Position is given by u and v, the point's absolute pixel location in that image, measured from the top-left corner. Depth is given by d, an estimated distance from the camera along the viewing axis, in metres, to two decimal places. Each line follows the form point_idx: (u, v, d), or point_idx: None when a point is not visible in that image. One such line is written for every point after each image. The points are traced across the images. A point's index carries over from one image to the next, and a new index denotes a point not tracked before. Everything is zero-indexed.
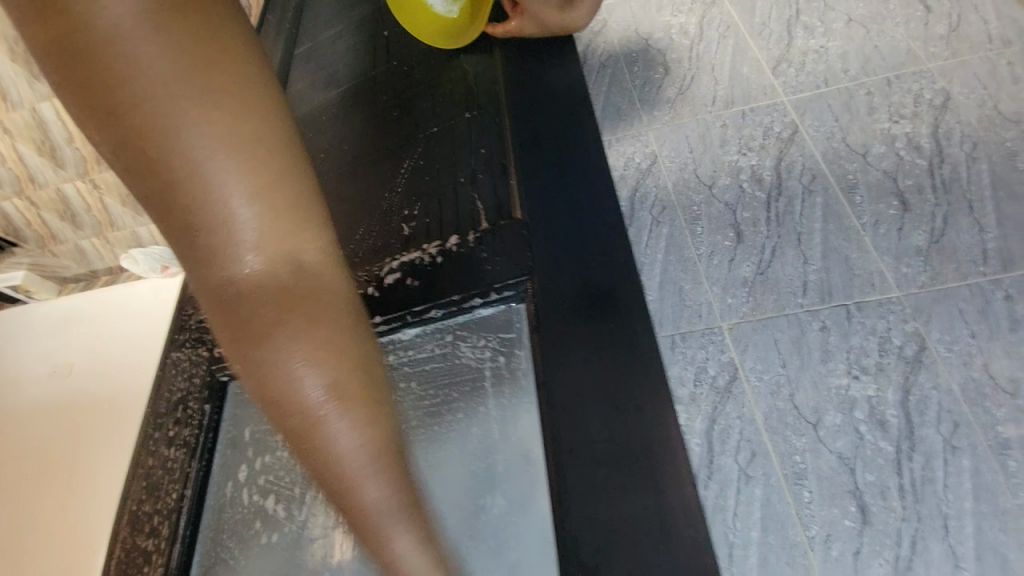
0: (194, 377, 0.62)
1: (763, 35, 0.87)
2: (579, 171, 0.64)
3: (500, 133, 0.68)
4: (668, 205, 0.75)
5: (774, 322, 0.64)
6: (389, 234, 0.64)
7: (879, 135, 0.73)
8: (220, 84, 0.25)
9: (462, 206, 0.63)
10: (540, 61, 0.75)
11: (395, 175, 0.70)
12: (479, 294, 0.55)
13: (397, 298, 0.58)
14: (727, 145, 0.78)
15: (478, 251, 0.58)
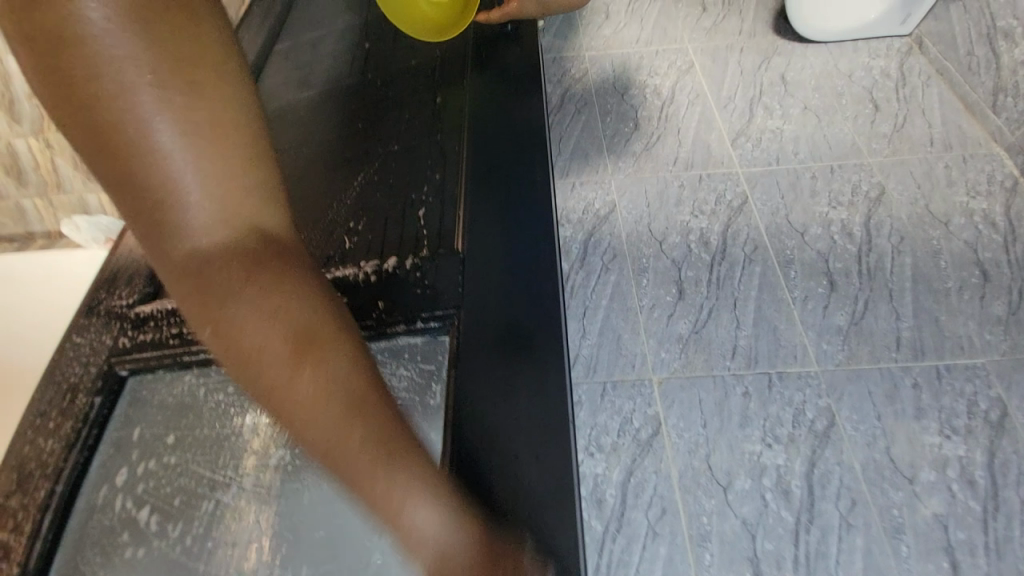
0: (88, 364, 0.56)
1: (728, 108, 0.93)
2: (529, 204, 0.63)
3: (458, 162, 0.69)
4: (619, 253, 0.78)
5: (700, 381, 0.66)
6: (329, 245, 0.64)
7: (818, 218, 0.79)
8: (190, 84, 0.27)
9: (408, 229, 0.63)
10: (508, 93, 0.76)
11: (348, 188, 0.70)
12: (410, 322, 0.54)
13: None
14: (681, 205, 0.82)
15: (415, 278, 0.57)
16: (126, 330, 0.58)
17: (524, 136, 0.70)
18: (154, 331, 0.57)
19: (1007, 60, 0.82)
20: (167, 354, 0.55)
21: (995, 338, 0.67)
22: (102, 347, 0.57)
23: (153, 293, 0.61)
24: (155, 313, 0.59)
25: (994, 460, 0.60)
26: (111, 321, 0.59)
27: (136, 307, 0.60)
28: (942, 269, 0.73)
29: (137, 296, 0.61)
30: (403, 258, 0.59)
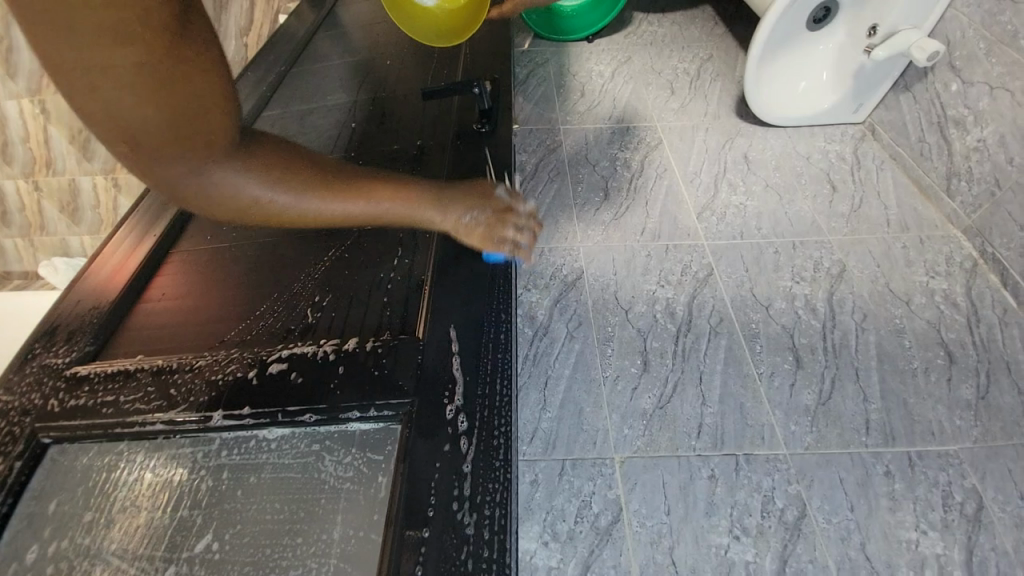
0: (16, 425, 0.53)
1: (694, 182, 0.96)
2: (489, 289, 0.65)
3: (429, 240, 0.69)
4: (584, 321, 0.76)
5: (665, 463, 0.63)
6: (291, 317, 0.63)
7: (782, 292, 0.79)
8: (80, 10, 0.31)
9: (373, 310, 0.62)
10: (483, 177, 0.78)
11: (317, 260, 0.69)
12: (358, 404, 0.52)
13: (273, 391, 0.53)
14: (648, 274, 0.82)
15: (374, 357, 0.56)
16: (59, 389, 0.56)
17: None
18: (89, 394, 0.55)
19: (960, 146, 0.88)
20: (99, 421, 0.52)
21: (966, 424, 0.65)
22: (31, 406, 0.55)
23: (95, 354, 0.60)
24: (92, 375, 0.57)
25: (972, 559, 0.56)
26: (44, 381, 0.56)
27: (73, 367, 0.58)
28: (907, 348, 0.72)
29: (75, 358, 0.59)
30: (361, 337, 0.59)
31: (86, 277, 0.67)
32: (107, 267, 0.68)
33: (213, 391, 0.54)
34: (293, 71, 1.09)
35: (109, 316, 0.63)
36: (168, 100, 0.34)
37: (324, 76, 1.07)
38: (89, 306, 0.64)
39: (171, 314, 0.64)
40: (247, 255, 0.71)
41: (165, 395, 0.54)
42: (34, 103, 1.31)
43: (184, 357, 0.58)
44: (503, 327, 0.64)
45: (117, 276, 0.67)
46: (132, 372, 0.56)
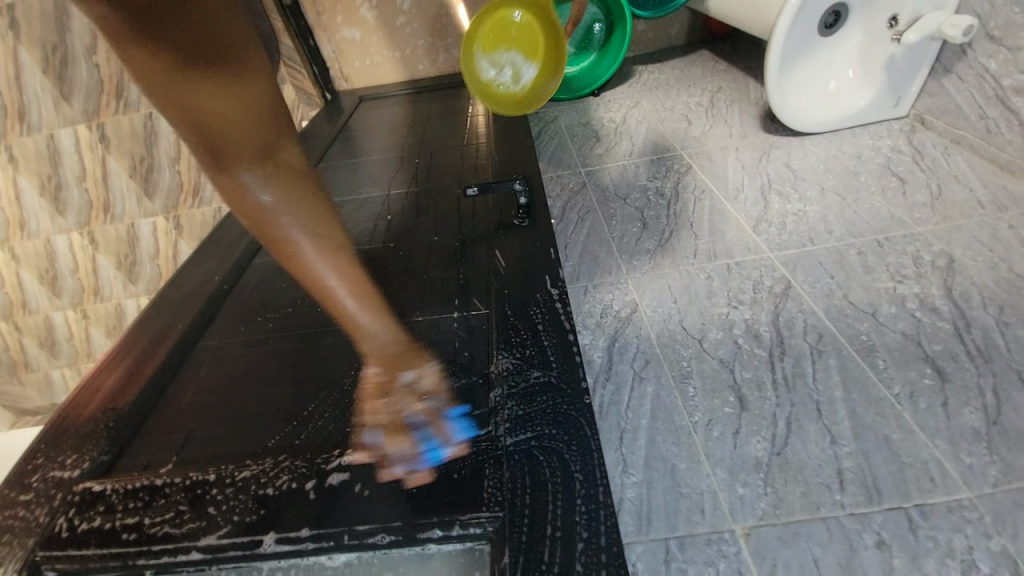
0: (15, 550, 0.48)
1: (739, 198, 0.88)
2: (566, 370, 0.54)
3: (489, 326, 0.62)
4: (652, 358, 0.64)
5: (806, 529, 0.46)
6: (343, 415, 0.55)
7: (885, 295, 0.66)
8: (190, 101, 0.47)
9: (436, 400, 0.54)
10: (526, 251, 0.72)
11: (366, 352, 0.62)
12: (439, 518, 0.43)
13: (337, 509, 0.46)
14: (715, 297, 0.70)
15: (455, 468, 0.47)
16: (70, 508, 0.50)
17: (552, 295, 0.64)
18: (104, 515, 0.48)
19: None
20: (118, 550, 0.45)
21: None
22: (35, 527, 0.49)
23: (109, 464, 0.54)
24: (109, 491, 0.51)
25: None
26: (52, 496, 0.51)
27: (83, 482, 0.52)
28: None
29: (85, 470, 0.53)
30: (428, 438, 0.50)
31: (107, 378, 0.65)
32: (129, 366, 0.66)
33: (255, 510, 0.47)
34: (321, 166, 1.12)
35: (126, 420, 0.58)
36: (250, 109, 0.51)
37: (352, 168, 1.10)
38: (106, 408, 0.60)
39: (195, 413, 0.58)
40: (283, 345, 0.65)
41: (196, 517, 0.47)
42: (81, 233, 1.76)
43: (219, 467, 0.51)
44: (587, 409, 0.50)
45: (139, 375, 0.64)
46: (162, 487, 0.50)
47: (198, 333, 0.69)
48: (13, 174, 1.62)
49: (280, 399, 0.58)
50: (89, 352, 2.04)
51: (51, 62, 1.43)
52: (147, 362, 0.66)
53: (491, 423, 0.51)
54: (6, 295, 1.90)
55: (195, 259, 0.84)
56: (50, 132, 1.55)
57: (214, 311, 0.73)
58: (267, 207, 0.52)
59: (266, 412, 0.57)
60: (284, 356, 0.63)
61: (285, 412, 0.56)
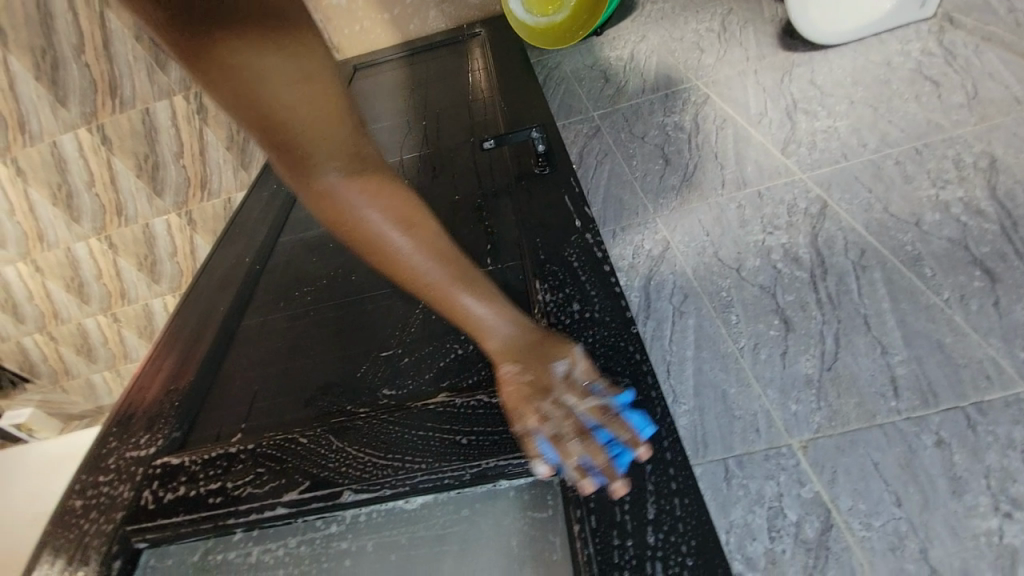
0: (108, 523, 0.51)
1: (764, 123, 0.84)
2: (610, 309, 0.55)
3: (525, 276, 0.63)
4: (690, 293, 0.64)
5: (864, 437, 0.47)
6: (397, 373, 0.57)
7: (928, 203, 0.63)
8: (245, 93, 0.43)
9: (488, 351, 0.56)
10: (551, 198, 0.71)
11: (408, 313, 0.63)
12: (506, 455, 0.45)
13: (408, 456, 0.48)
14: (748, 226, 0.69)
15: (513, 410, 0.48)
16: (153, 482, 0.53)
17: (585, 238, 0.63)
18: (187, 484, 0.51)
19: None
20: (207, 513, 0.48)
21: None
22: (123, 501, 0.52)
23: (181, 441, 0.57)
24: (187, 463, 0.54)
25: None
26: (133, 473, 0.55)
27: (161, 458, 0.55)
28: None
29: (159, 447, 0.56)
30: (483, 385, 0.52)
31: (161, 367, 0.67)
32: (178, 352, 0.69)
33: (328, 465, 0.49)
34: None
35: (188, 400, 0.61)
36: (314, 94, 0.45)
37: None
38: (166, 392, 0.63)
39: (253, 388, 0.61)
40: (325, 316, 0.66)
41: (273, 476, 0.49)
42: (99, 238, 1.76)
43: (286, 431, 0.54)
44: (636, 343, 0.51)
45: (191, 360, 0.67)
46: (237, 454, 0.53)
47: (238, 315, 0.71)
48: (22, 186, 1.60)
49: (332, 365, 0.60)
50: (126, 353, 2.12)
51: (43, 67, 1.41)
52: (196, 347, 0.68)
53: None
54: (36, 307, 1.94)
55: (220, 250, 0.85)
56: (51, 140, 1.52)
57: (249, 292, 0.75)
58: (349, 209, 0.47)
59: (321, 378, 0.59)
60: (328, 326, 0.65)
61: (339, 376, 0.58)
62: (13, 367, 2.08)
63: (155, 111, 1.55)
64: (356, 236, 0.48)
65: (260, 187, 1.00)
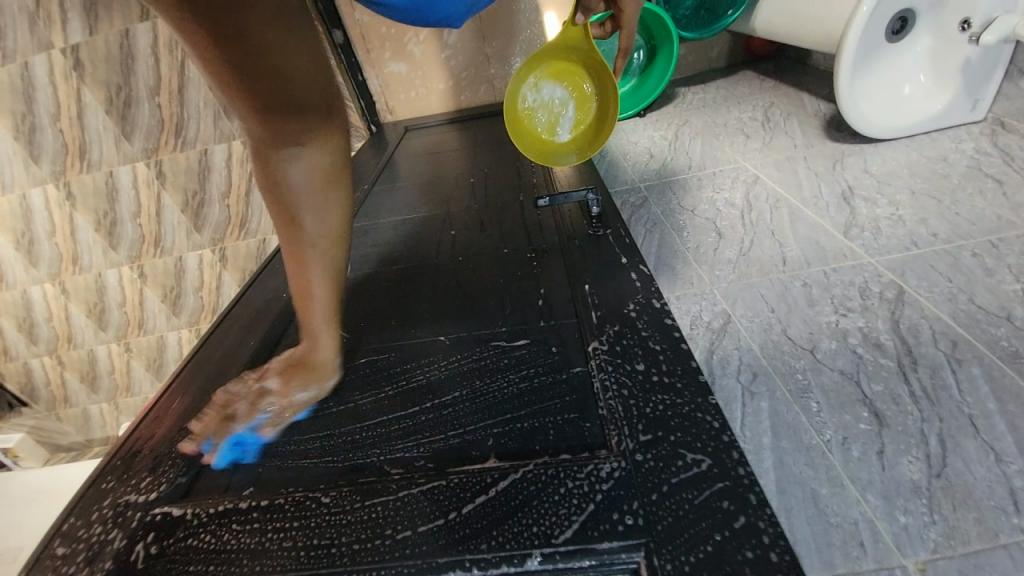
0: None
1: (820, 205, 0.83)
2: (680, 372, 0.49)
3: (583, 332, 0.58)
4: (760, 371, 0.58)
5: (993, 562, 0.39)
6: (438, 429, 0.50)
7: (1016, 297, 0.59)
8: (237, 74, 0.46)
9: (547, 412, 0.49)
10: (609, 258, 0.69)
11: (451, 364, 0.58)
12: (570, 548, 0.37)
13: (448, 534, 0.40)
14: (818, 305, 0.65)
15: (578, 488, 0.41)
16: (148, 533, 0.46)
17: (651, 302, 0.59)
18: (187, 541, 0.45)
19: None
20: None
21: None
22: (111, 552, 0.46)
23: (186, 487, 0.50)
24: (190, 514, 0.47)
25: None
26: (128, 519, 0.48)
27: (162, 505, 0.49)
28: None
29: (161, 492, 0.50)
30: (541, 454, 0.45)
31: (177, 401, 0.63)
32: (197, 386, 0.64)
33: (351, 538, 0.42)
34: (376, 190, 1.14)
35: (200, 440, 0.55)
36: (288, 97, 0.49)
37: (407, 188, 1.11)
38: (179, 429, 0.58)
39: (272, 434, 0.55)
40: (362, 360, 0.62)
41: (285, 545, 0.42)
42: (132, 267, 1.80)
43: (307, 486, 0.47)
44: (715, 412, 0.45)
45: (210, 396, 0.62)
46: (247, 511, 0.46)
47: (268, 351, 0.68)
48: (70, 210, 1.67)
49: (364, 414, 0.54)
50: (129, 386, 2.09)
51: (115, 103, 1.50)
52: (218, 384, 0.64)
53: (610, 432, 0.45)
54: (53, 329, 1.93)
55: (260, 281, 0.84)
56: (109, 169, 1.60)
57: (282, 328, 0.71)
58: (284, 203, 0.54)
59: (350, 428, 0.53)
60: (363, 370, 0.61)
61: (370, 428, 0.52)
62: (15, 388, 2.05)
63: (212, 154, 1.62)
64: (286, 223, 0.54)
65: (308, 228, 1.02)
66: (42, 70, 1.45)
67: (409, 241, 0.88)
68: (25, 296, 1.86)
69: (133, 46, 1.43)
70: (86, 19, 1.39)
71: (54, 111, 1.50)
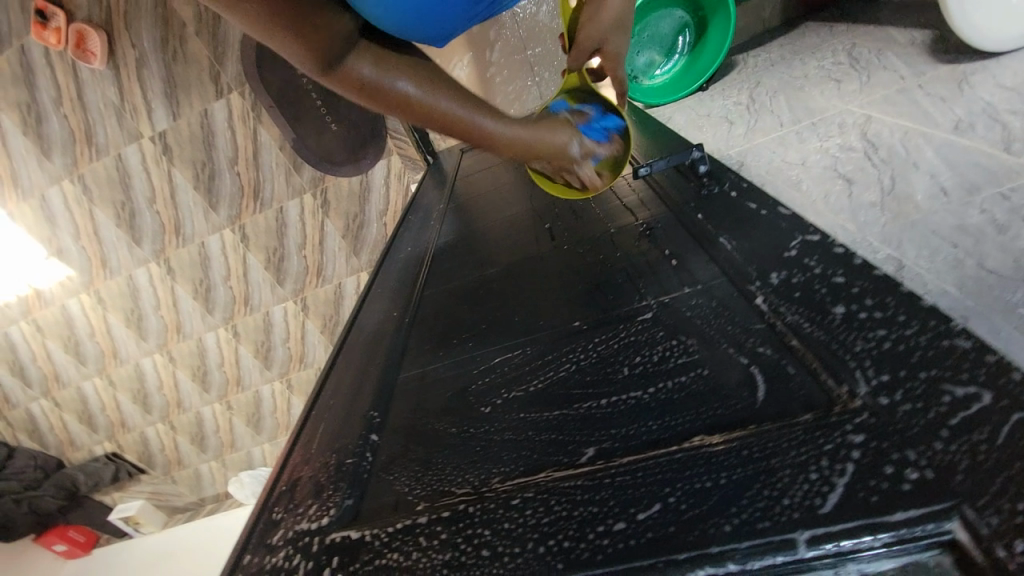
0: None
1: (963, 127, 0.73)
2: (893, 303, 0.42)
3: (740, 287, 0.52)
4: (969, 312, 0.49)
5: None
6: (604, 417, 0.47)
7: None
8: (313, 36, 0.57)
9: (735, 375, 0.44)
10: (734, 212, 0.64)
11: (591, 347, 0.56)
12: (857, 523, 0.31)
13: (649, 529, 0.37)
14: (1012, 229, 0.55)
15: (828, 451, 0.35)
16: (332, 555, 0.50)
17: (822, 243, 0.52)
18: (371, 560, 0.47)
19: None
20: None
21: None
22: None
23: (354, 511, 0.54)
24: (366, 537, 0.50)
25: None
26: (307, 545, 0.53)
27: (335, 530, 0.53)
28: None
29: (333, 518, 0.54)
30: (761, 420, 0.39)
31: (323, 438, 0.70)
32: (336, 422, 0.72)
33: (546, 542, 0.41)
34: (461, 211, 1.18)
35: (353, 468, 0.60)
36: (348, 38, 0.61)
37: (489, 203, 1.14)
38: (330, 460, 0.64)
39: (418, 452, 0.57)
40: (494, 363, 0.63)
41: (483, 555, 0.42)
42: (227, 327, 1.92)
43: (466, 492, 0.48)
44: (962, 337, 0.37)
45: (350, 428, 0.68)
46: (430, 528, 0.47)
47: (394, 374, 0.73)
48: (172, 284, 1.81)
49: (508, 416, 0.54)
50: (234, 441, 2.22)
51: (202, 178, 1.63)
52: (353, 415, 0.70)
53: (837, 382, 0.39)
54: (164, 396, 2.08)
55: (384, 320, 0.91)
56: (200, 241, 1.73)
57: (400, 354, 0.77)
58: (423, 111, 0.68)
59: (498, 432, 0.53)
60: (498, 373, 0.61)
61: (520, 429, 0.52)
62: (136, 457, 2.22)
63: (287, 209, 1.72)
64: (439, 120, 0.69)
65: (412, 262, 1.08)
66: (135, 160, 1.57)
67: (509, 247, 0.89)
68: (137, 369, 2.01)
69: (212, 123, 1.55)
70: (168, 106, 1.51)
71: (150, 196, 1.64)
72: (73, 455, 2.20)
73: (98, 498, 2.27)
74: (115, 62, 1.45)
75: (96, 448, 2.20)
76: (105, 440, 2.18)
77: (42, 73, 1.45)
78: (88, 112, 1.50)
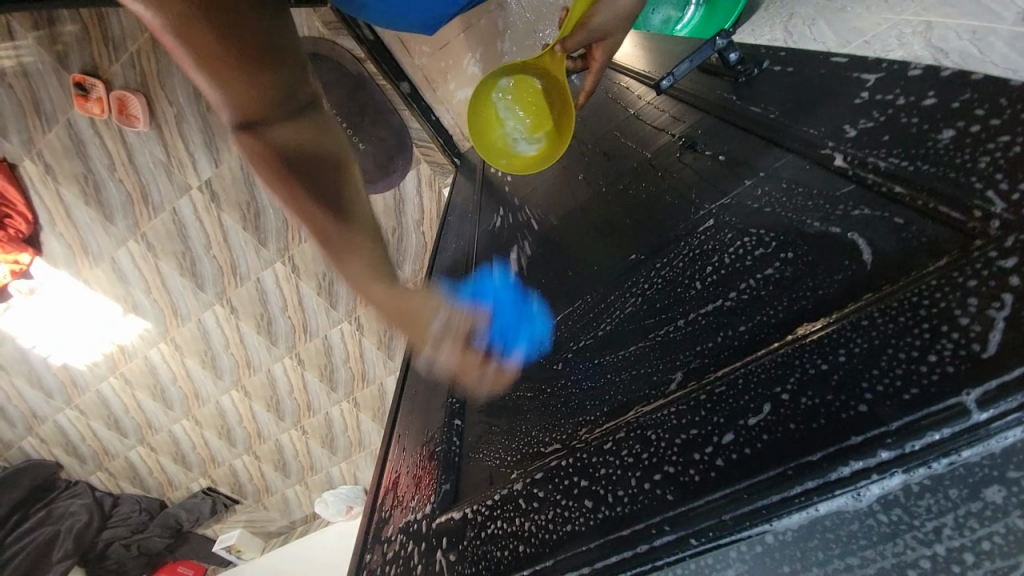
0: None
1: None
2: (1009, 103, 0.36)
3: (815, 156, 0.46)
4: None
5: None
6: (687, 338, 0.45)
7: None
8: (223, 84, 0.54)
9: (832, 251, 0.39)
10: (785, 86, 0.58)
11: (653, 275, 0.53)
12: (1020, 370, 0.25)
13: (767, 432, 0.33)
14: None
15: (973, 289, 0.30)
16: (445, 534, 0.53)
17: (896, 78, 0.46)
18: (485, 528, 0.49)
19: None
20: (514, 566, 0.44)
21: None
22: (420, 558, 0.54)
23: (454, 493, 0.57)
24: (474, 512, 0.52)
25: None
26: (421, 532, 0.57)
27: (441, 513, 0.56)
28: None
29: (436, 503, 0.58)
30: (882, 284, 0.35)
31: (411, 433, 0.75)
32: (420, 412, 0.76)
33: (649, 476, 0.38)
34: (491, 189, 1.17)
35: (445, 453, 0.63)
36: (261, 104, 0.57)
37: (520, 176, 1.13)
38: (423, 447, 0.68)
39: (501, 427, 0.59)
40: (558, 324, 0.64)
41: (587, 505, 0.41)
42: (292, 356, 2.02)
43: (558, 450, 0.49)
44: None
45: (433, 416, 0.71)
46: (530, 491, 0.47)
47: None
48: (236, 322, 1.91)
49: (582, 366, 0.54)
50: (313, 464, 2.32)
51: (249, 218, 1.71)
52: (433, 402, 0.74)
53: (963, 212, 0.34)
54: (245, 428, 2.20)
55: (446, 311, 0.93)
56: (256, 276, 1.82)
57: None
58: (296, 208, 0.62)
59: (576, 384, 0.53)
60: (566, 329, 0.62)
61: (597, 374, 0.51)
62: (229, 488, 2.36)
63: None
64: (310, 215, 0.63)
65: (461, 253, 1.09)
66: (188, 210, 1.67)
67: (549, 207, 0.88)
68: (218, 407, 2.13)
69: None
70: (210, 153, 1.60)
71: (206, 242, 1.73)
72: (173, 494, 2.36)
73: (201, 532, 2.42)
74: (157, 120, 1.53)
75: (193, 484, 2.35)
76: (200, 477, 2.33)
77: (93, 143, 1.54)
78: (140, 173, 1.60)
